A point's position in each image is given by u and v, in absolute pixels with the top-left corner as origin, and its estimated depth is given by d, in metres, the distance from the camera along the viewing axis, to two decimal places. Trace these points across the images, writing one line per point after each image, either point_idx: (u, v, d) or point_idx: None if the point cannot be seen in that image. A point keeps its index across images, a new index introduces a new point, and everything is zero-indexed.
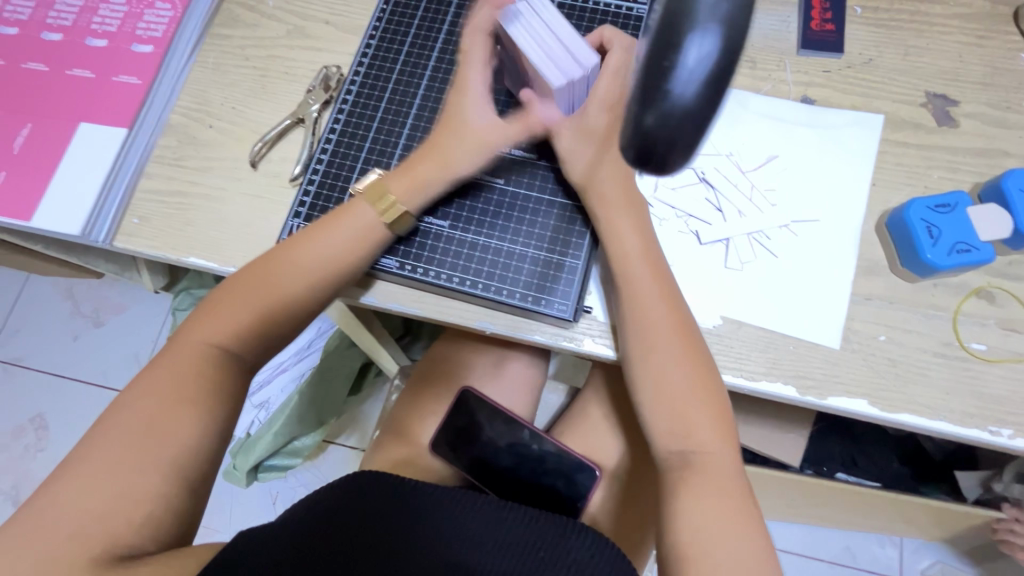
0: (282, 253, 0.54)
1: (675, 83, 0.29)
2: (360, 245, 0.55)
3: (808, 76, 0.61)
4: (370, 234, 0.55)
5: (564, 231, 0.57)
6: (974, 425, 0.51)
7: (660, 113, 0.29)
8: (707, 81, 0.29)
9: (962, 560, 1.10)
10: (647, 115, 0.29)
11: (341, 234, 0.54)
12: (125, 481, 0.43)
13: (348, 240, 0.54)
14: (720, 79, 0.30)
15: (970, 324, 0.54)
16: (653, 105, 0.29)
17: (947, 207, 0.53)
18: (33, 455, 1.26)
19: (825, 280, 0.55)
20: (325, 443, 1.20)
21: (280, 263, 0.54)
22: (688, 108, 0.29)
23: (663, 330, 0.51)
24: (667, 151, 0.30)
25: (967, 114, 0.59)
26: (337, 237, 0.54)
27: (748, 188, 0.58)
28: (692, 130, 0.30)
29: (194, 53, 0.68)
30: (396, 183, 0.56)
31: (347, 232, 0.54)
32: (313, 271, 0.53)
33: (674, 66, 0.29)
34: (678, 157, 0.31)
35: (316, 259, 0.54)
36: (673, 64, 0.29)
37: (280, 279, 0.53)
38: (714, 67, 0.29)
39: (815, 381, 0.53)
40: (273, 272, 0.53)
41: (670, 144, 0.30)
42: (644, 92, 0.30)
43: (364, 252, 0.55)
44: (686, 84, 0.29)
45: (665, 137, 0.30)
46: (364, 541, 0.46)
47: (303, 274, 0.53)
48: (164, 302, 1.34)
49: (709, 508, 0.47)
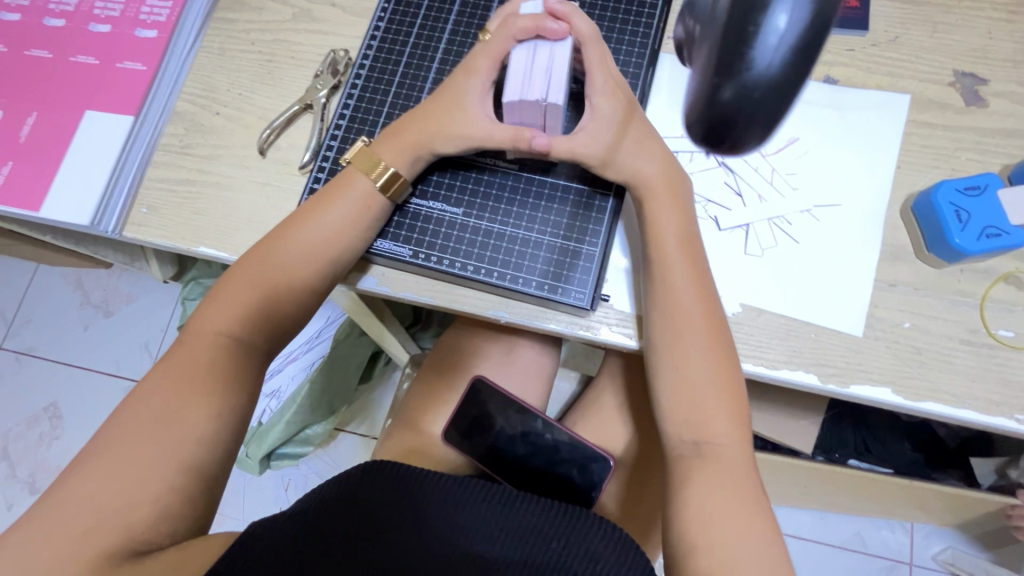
0: (281, 232, 0.53)
1: (756, 54, 0.29)
2: (358, 218, 0.54)
3: (831, 55, 0.59)
4: (366, 207, 0.54)
5: (580, 218, 0.56)
6: (1000, 413, 0.50)
7: (738, 87, 0.29)
8: (795, 49, 0.29)
9: (974, 546, 1.09)
10: (725, 88, 0.29)
11: (339, 208, 0.53)
12: (141, 473, 0.43)
13: (346, 213, 0.53)
14: (811, 48, 0.29)
15: (997, 311, 0.52)
16: (731, 78, 0.29)
17: (976, 190, 0.51)
18: (48, 443, 1.28)
19: (848, 266, 0.54)
20: (336, 430, 1.21)
21: (278, 242, 0.53)
22: (770, 85, 0.29)
23: (688, 317, 0.50)
24: (744, 131, 0.30)
25: (996, 93, 0.57)
26: (335, 211, 0.53)
27: (769, 172, 0.56)
28: (775, 102, 0.29)
29: (199, 38, 0.67)
30: (386, 150, 0.54)
31: (344, 205, 0.53)
32: (313, 248, 0.52)
33: (756, 40, 0.29)
34: (757, 134, 0.30)
35: (316, 234, 0.53)
36: (757, 29, 0.29)
37: (280, 258, 0.52)
38: (803, 32, 0.29)
39: (838, 369, 0.52)
40: (274, 253, 0.52)
41: (748, 123, 0.29)
42: (719, 64, 0.30)
43: (364, 224, 0.54)
44: (771, 58, 0.29)
45: (743, 115, 0.29)
46: (376, 535, 0.45)
47: (304, 251, 0.52)
48: (174, 292, 1.35)
49: (728, 500, 0.46)
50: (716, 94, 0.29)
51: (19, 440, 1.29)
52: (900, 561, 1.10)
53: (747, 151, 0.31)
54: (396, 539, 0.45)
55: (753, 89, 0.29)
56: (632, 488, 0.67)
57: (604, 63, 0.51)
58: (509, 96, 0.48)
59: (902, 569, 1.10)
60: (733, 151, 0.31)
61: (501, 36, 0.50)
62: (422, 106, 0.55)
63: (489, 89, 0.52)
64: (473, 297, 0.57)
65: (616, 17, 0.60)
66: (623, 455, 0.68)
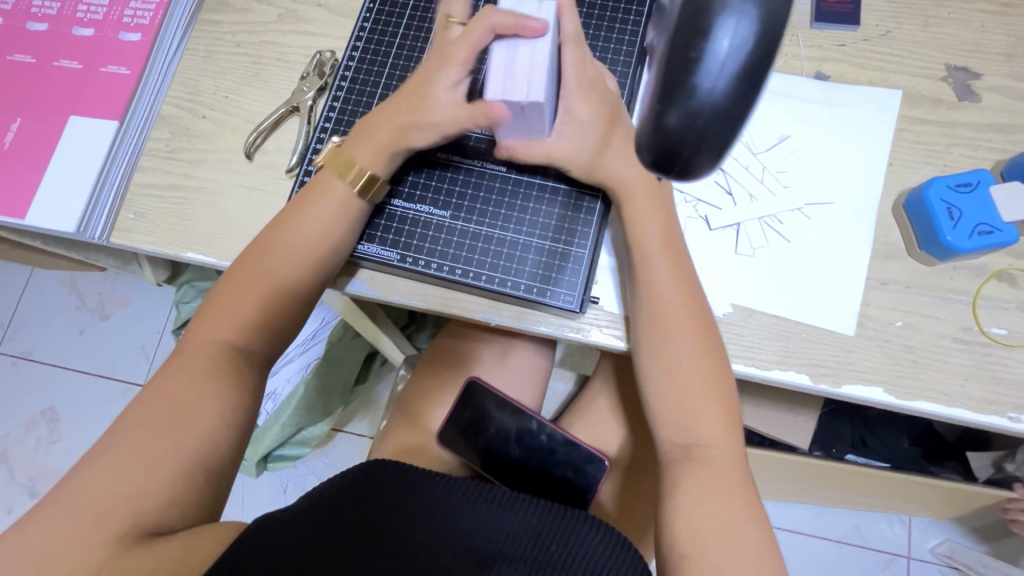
0: (261, 242, 0.53)
1: (699, 81, 0.29)
2: (338, 221, 0.53)
3: (823, 51, 0.58)
4: (345, 211, 0.53)
5: (569, 219, 0.55)
6: (993, 412, 0.50)
7: (684, 111, 0.29)
8: (737, 79, 0.29)
9: (971, 538, 1.09)
10: (671, 113, 0.29)
11: (314, 213, 0.53)
12: (124, 481, 0.42)
13: (322, 216, 0.53)
14: (758, 72, 0.29)
15: (990, 308, 0.52)
16: (677, 103, 0.29)
17: (968, 186, 0.51)
18: (47, 447, 1.28)
19: (839, 264, 0.54)
20: (332, 431, 1.20)
21: (261, 249, 0.52)
22: (718, 104, 0.29)
23: (677, 319, 0.49)
24: (693, 156, 0.29)
25: (989, 87, 0.56)
26: (315, 215, 0.53)
27: (759, 170, 0.56)
28: (721, 129, 0.29)
29: (184, 41, 0.66)
30: (364, 154, 0.53)
31: (320, 208, 0.53)
32: (295, 252, 0.52)
33: (699, 66, 0.29)
34: (707, 160, 0.29)
35: (294, 240, 0.52)
36: (700, 55, 0.29)
37: (266, 264, 0.52)
38: (748, 57, 0.29)
39: (830, 368, 0.52)
40: (255, 262, 0.52)
41: (696, 148, 0.29)
42: (664, 89, 0.29)
43: (341, 226, 0.53)
44: (715, 82, 0.29)
45: (692, 141, 0.29)
46: (365, 541, 0.44)
47: (285, 258, 0.52)
48: (169, 294, 1.34)
49: (718, 503, 0.46)
50: (661, 119, 0.29)
51: (17, 444, 1.29)
52: (897, 554, 1.11)
53: (699, 179, 0.30)
54: (387, 540, 0.45)
55: (698, 115, 0.28)
56: (626, 488, 0.67)
57: (581, 63, 0.50)
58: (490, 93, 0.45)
59: (899, 562, 1.10)
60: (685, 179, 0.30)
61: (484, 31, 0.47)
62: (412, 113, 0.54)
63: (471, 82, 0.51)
64: (462, 300, 0.56)
65: (603, 15, 0.59)
66: (617, 456, 0.68)
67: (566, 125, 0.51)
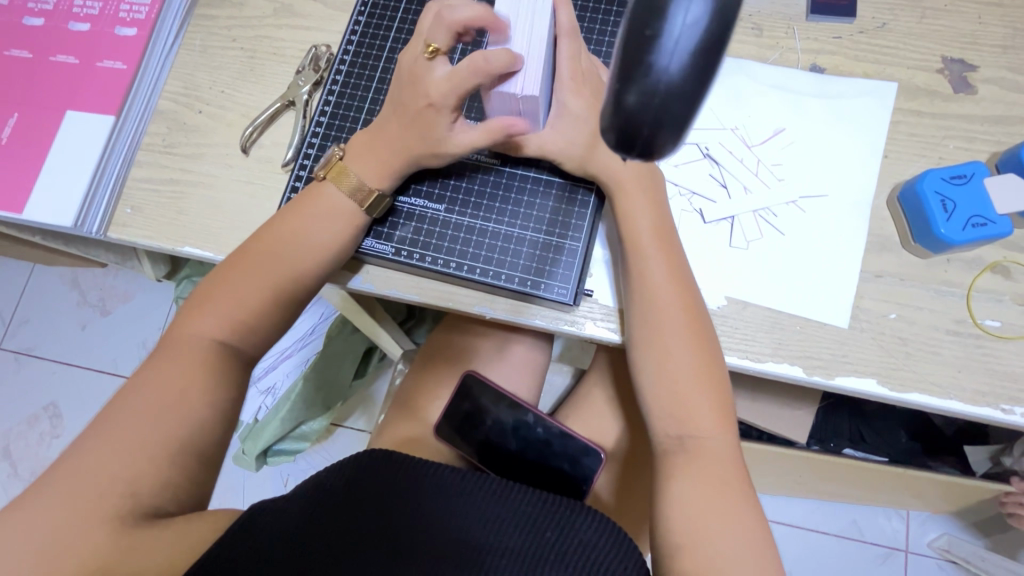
0: (258, 245, 0.53)
1: (656, 59, 0.26)
2: (341, 235, 0.53)
3: (818, 44, 0.58)
4: (348, 225, 0.53)
5: (564, 212, 0.55)
6: (986, 404, 0.50)
7: (642, 90, 0.26)
8: (697, 55, 0.26)
9: (969, 532, 1.10)
10: (628, 94, 0.27)
11: (312, 219, 0.53)
12: (120, 472, 0.42)
13: (320, 223, 0.53)
14: (719, 43, 0.26)
15: (984, 300, 0.52)
16: (634, 81, 0.26)
17: (962, 178, 0.50)
18: (49, 442, 1.29)
19: (833, 257, 0.54)
20: (333, 426, 1.21)
21: (263, 259, 0.52)
22: (677, 80, 0.26)
23: (670, 311, 0.50)
24: (653, 134, 0.27)
25: (985, 79, 0.56)
26: (318, 229, 0.53)
27: (754, 163, 0.56)
28: (682, 106, 0.26)
29: (180, 36, 0.66)
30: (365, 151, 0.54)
31: (318, 215, 0.53)
32: (298, 264, 0.52)
33: (656, 45, 0.26)
34: (670, 137, 0.27)
35: (292, 245, 0.52)
36: (658, 32, 0.26)
37: (265, 267, 0.52)
38: (708, 28, 0.26)
39: (823, 361, 0.52)
40: (251, 263, 0.52)
41: (656, 126, 0.27)
42: (623, 66, 0.27)
43: (339, 232, 0.53)
44: (673, 57, 0.26)
45: (650, 119, 0.27)
46: (360, 530, 0.44)
47: (282, 263, 0.52)
48: (169, 290, 1.34)
49: (711, 493, 0.46)
50: (619, 99, 0.27)
51: (19, 439, 1.29)
52: (895, 548, 1.11)
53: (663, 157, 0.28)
54: (382, 530, 0.45)
55: (655, 93, 0.26)
56: (622, 481, 0.67)
57: (575, 58, 0.50)
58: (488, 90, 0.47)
59: (897, 556, 1.11)
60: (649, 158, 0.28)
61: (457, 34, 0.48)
62: None
63: None
64: (458, 293, 0.56)
65: (598, 7, 0.59)
66: (613, 449, 0.68)
67: (560, 118, 0.51)
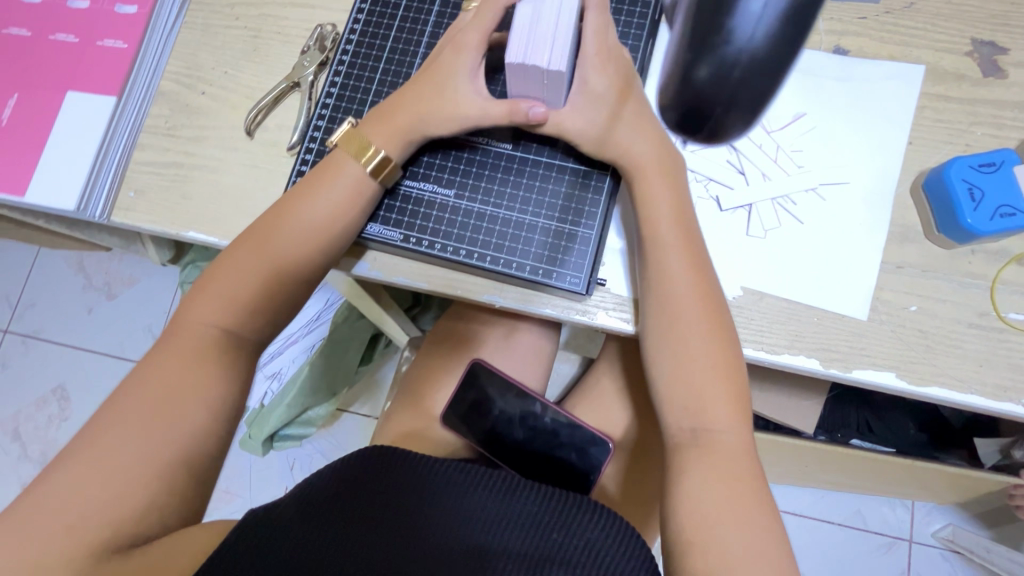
0: (261, 231, 0.51)
1: (739, 22, 0.36)
2: (352, 206, 0.52)
3: (843, 24, 0.56)
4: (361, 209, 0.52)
5: (577, 198, 0.54)
6: (1007, 398, 0.49)
7: (713, 69, 0.38)
8: (780, 20, 0.36)
9: (974, 523, 1.09)
10: (701, 73, 0.38)
11: (318, 206, 0.51)
12: (129, 465, 0.42)
13: (326, 213, 0.51)
14: (793, 18, 0.36)
15: (1008, 293, 0.50)
16: (709, 63, 0.38)
17: (990, 166, 0.49)
18: (57, 424, 1.29)
19: (853, 248, 0.52)
20: (338, 412, 1.21)
21: (278, 247, 0.50)
22: (758, 48, 0.36)
23: (688, 300, 0.48)
24: (720, 119, 0.40)
25: (1016, 63, 0.54)
26: (330, 203, 0.51)
27: (773, 149, 0.54)
28: (751, 83, 0.38)
29: (181, 14, 0.65)
30: (383, 126, 0.52)
31: (324, 203, 0.51)
32: (311, 245, 0.51)
33: (739, 10, 0.36)
34: (733, 123, 0.41)
35: (297, 234, 0.50)
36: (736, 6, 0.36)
37: (268, 256, 0.50)
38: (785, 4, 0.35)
39: (840, 353, 0.51)
40: (254, 251, 0.50)
41: (727, 107, 0.39)
42: (697, 54, 0.38)
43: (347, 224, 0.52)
44: (752, 29, 0.36)
45: (722, 98, 0.39)
46: (368, 523, 0.44)
47: (286, 251, 0.50)
48: (174, 273, 1.34)
49: (723, 490, 0.45)
50: (695, 75, 0.39)
51: (28, 421, 1.30)
52: (900, 538, 1.11)
53: (726, 136, 0.42)
54: (392, 526, 0.45)
55: (731, 69, 0.37)
56: (629, 471, 0.66)
57: (602, 32, 0.48)
58: (512, 55, 0.44)
59: (901, 545, 1.10)
60: (713, 135, 0.42)
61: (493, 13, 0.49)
62: (420, 86, 0.52)
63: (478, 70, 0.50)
64: (467, 281, 0.55)
65: None
66: (621, 439, 0.68)
67: (579, 96, 0.49)
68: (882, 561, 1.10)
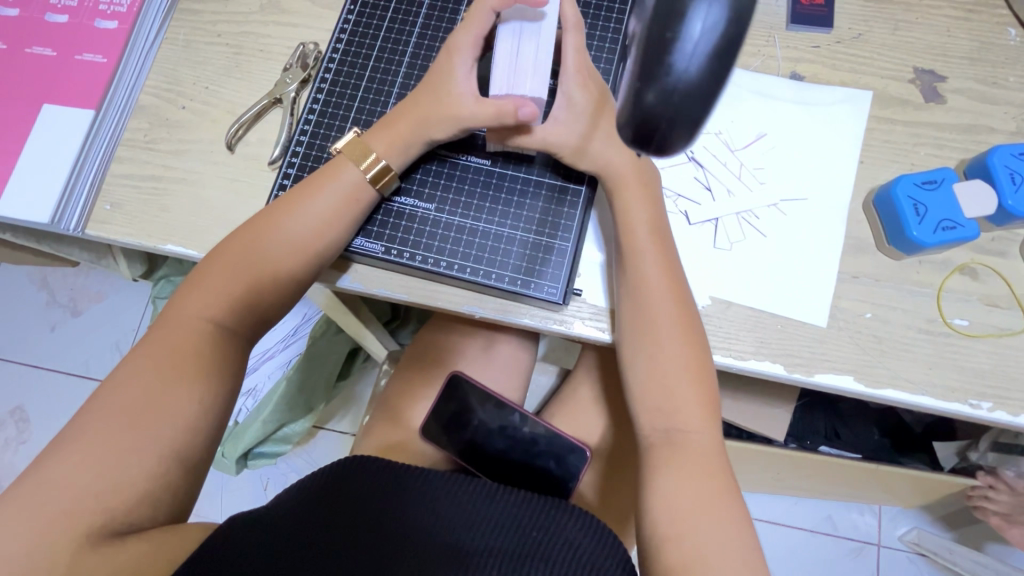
0: (242, 244, 0.51)
1: (676, 59, 0.30)
2: (339, 215, 0.53)
3: (798, 52, 0.60)
4: (339, 222, 0.53)
5: (553, 213, 0.56)
6: (956, 399, 0.52)
7: (660, 90, 0.30)
8: (713, 56, 0.30)
9: (937, 526, 1.13)
10: (648, 91, 0.30)
11: (299, 220, 0.52)
12: (103, 478, 0.41)
13: (305, 229, 0.52)
14: (725, 54, 0.30)
15: (954, 300, 0.54)
16: (654, 82, 0.30)
17: (933, 184, 0.53)
18: (15, 447, 1.24)
19: (814, 260, 0.55)
20: (314, 429, 1.19)
21: (257, 262, 0.51)
22: (688, 82, 0.30)
23: (662, 308, 0.51)
24: (668, 129, 0.30)
25: (953, 89, 0.59)
26: (314, 210, 0.52)
27: (737, 166, 0.57)
28: (693, 106, 0.30)
29: (162, 31, 0.65)
30: (371, 141, 0.54)
31: (305, 218, 0.52)
32: (296, 253, 0.51)
33: (675, 46, 0.30)
34: (681, 133, 0.30)
35: (277, 247, 0.51)
36: (676, 35, 0.30)
37: (246, 270, 0.50)
38: (718, 38, 0.30)
39: (803, 358, 0.53)
40: (234, 266, 0.50)
41: (670, 120, 0.30)
42: (643, 72, 0.30)
43: (327, 240, 0.52)
44: (689, 62, 0.30)
45: (665, 116, 0.30)
46: (348, 537, 0.44)
47: (266, 265, 0.51)
48: (145, 289, 1.31)
49: (695, 490, 0.47)
50: (640, 96, 0.30)
51: None
52: (868, 542, 1.14)
53: (674, 151, 0.31)
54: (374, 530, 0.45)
55: (672, 91, 0.29)
56: (608, 478, 0.68)
57: (581, 51, 0.52)
58: (495, 89, 0.50)
59: (870, 550, 1.14)
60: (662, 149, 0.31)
61: (487, 17, 0.51)
62: (410, 104, 0.54)
63: (472, 66, 0.52)
64: (448, 292, 0.56)
65: (588, 12, 0.60)
66: (599, 446, 0.69)
67: (562, 108, 0.51)
68: (853, 566, 1.13)
